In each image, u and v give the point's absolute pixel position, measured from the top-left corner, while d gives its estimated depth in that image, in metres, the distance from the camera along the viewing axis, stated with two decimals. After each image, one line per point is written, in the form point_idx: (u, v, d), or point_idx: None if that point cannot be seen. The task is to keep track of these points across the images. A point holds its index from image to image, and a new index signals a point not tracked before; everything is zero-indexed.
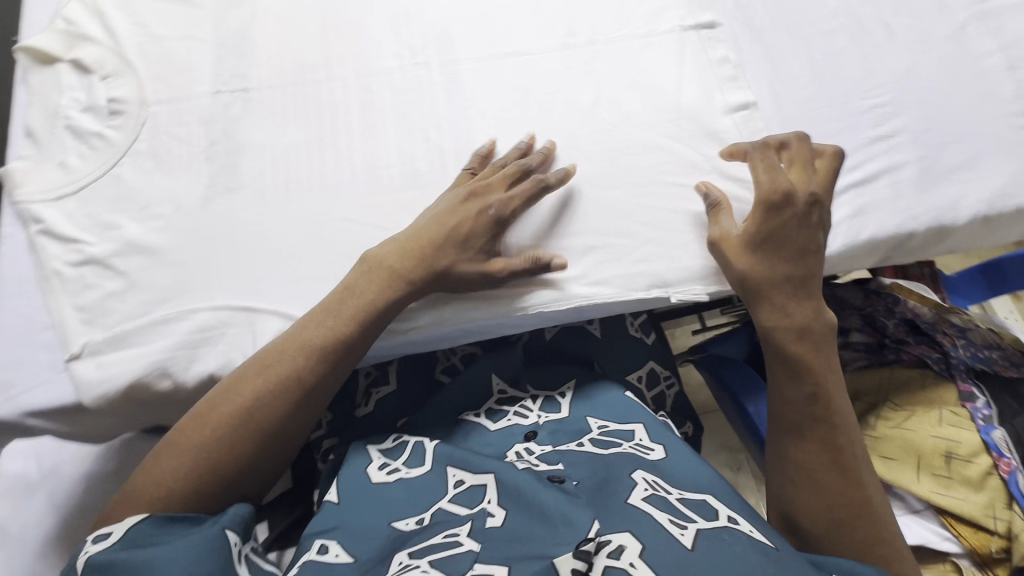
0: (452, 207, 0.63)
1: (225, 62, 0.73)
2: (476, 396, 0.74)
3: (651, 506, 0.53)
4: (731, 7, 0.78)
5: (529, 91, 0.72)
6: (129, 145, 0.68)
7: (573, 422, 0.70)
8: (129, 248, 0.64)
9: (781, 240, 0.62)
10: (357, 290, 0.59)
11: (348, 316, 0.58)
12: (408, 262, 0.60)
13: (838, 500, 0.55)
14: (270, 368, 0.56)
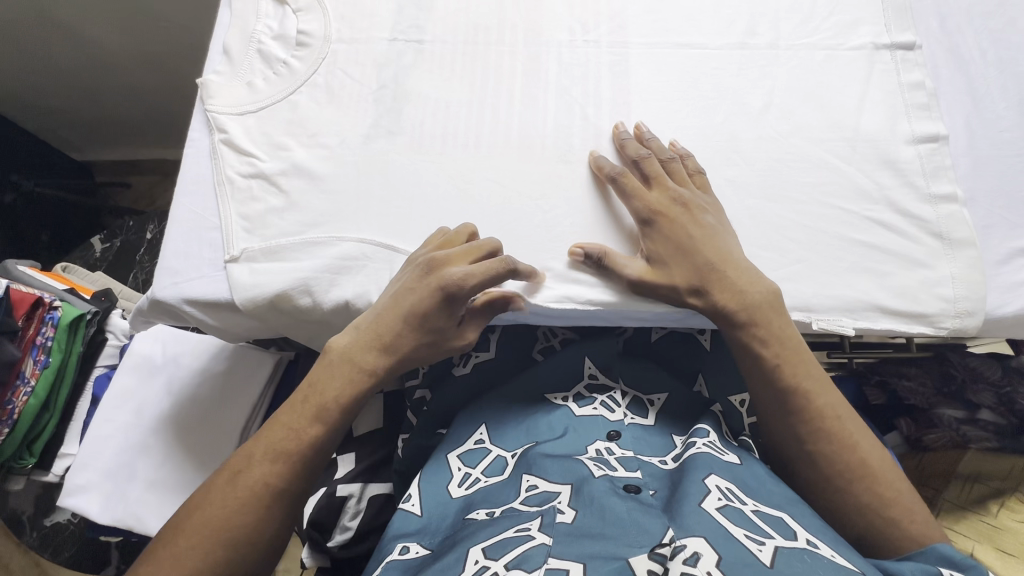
0: (414, 282, 0.59)
1: (405, 12, 0.76)
2: (566, 380, 0.74)
3: (727, 519, 0.48)
4: (934, 31, 0.71)
5: (696, 85, 0.70)
6: (309, 76, 0.73)
7: (658, 434, 0.68)
8: (293, 171, 0.68)
9: (691, 253, 0.59)
10: (376, 320, 0.59)
11: (365, 348, 0.58)
12: (406, 331, 0.58)
13: (848, 483, 0.54)
14: (312, 390, 0.57)
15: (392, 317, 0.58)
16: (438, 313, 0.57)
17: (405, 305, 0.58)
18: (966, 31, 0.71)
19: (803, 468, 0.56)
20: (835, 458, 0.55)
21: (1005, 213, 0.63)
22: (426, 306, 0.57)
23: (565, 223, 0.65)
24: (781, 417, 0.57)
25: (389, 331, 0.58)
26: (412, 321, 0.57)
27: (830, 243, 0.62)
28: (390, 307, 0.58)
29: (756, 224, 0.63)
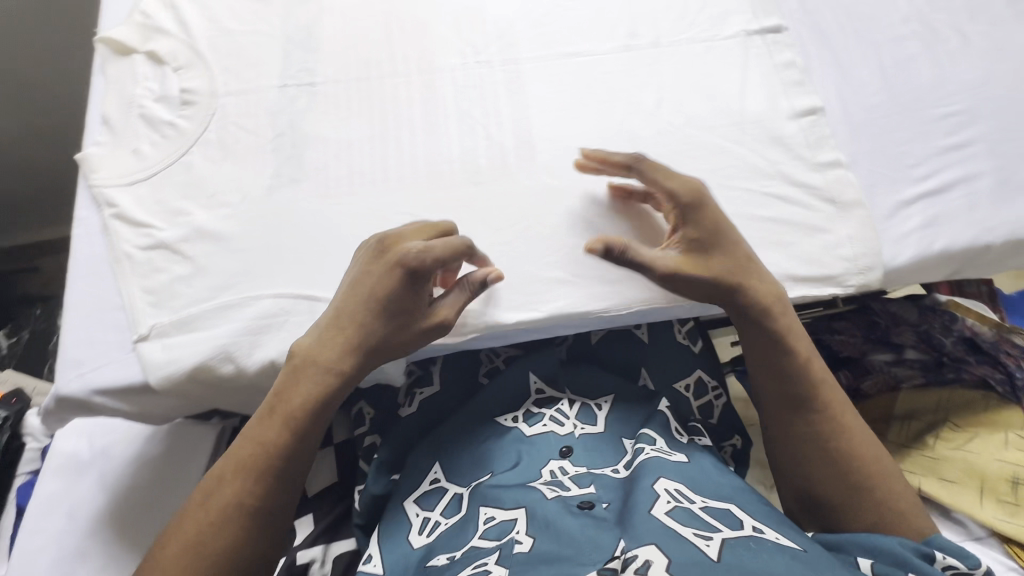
0: (371, 263, 0.58)
1: (292, 56, 0.75)
2: (514, 399, 0.75)
3: (674, 519, 0.51)
4: (796, 12, 0.76)
5: (590, 91, 0.72)
6: (199, 134, 0.70)
7: (609, 440, 0.70)
8: (196, 235, 0.65)
9: (722, 237, 0.60)
10: (336, 313, 0.57)
11: (329, 344, 0.56)
12: (370, 316, 0.56)
13: (848, 480, 0.58)
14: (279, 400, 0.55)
15: (352, 305, 0.57)
16: (400, 290, 0.56)
17: (365, 289, 0.57)
18: (824, 8, 0.77)
19: (807, 466, 0.60)
20: (841, 455, 0.58)
21: (885, 169, 0.67)
22: (384, 290, 0.56)
23: (486, 243, 0.65)
24: (794, 409, 0.61)
25: (351, 321, 0.56)
26: (372, 305, 0.56)
27: (736, 223, 0.65)
28: (349, 297, 0.57)
29: (668, 215, 0.66)
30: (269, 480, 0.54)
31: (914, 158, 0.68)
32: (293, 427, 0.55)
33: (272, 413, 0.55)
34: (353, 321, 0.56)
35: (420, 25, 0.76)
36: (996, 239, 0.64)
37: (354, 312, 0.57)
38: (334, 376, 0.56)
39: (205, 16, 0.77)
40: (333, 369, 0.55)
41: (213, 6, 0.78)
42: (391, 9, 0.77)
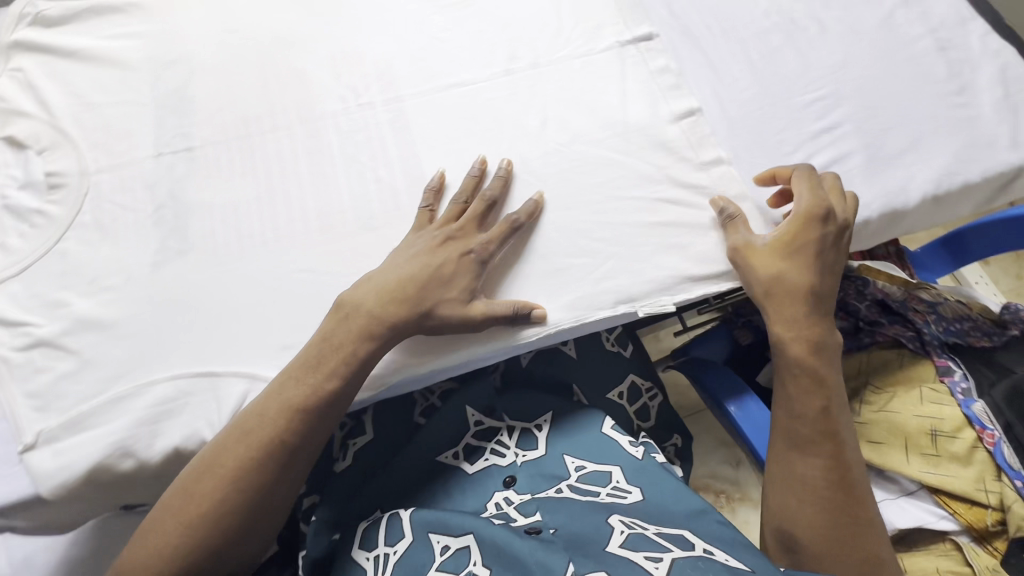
0: (430, 248, 0.62)
1: (165, 123, 0.72)
2: (452, 435, 0.73)
3: (631, 549, 0.55)
4: (665, 18, 0.79)
5: (476, 120, 0.72)
6: (72, 218, 0.67)
7: (551, 463, 0.70)
8: (79, 326, 0.62)
9: (812, 227, 0.63)
10: (384, 284, 0.61)
11: (388, 316, 0.59)
12: (442, 295, 0.60)
13: (835, 528, 0.58)
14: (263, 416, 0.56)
15: (408, 271, 0.61)
16: (470, 276, 0.62)
17: (423, 275, 0.61)
18: (691, 10, 0.79)
19: (798, 510, 0.60)
20: (835, 504, 0.59)
21: (765, 160, 0.70)
22: (443, 269, 0.61)
23: None
24: (798, 446, 0.62)
25: (416, 296, 0.60)
26: (428, 278, 0.61)
27: (632, 233, 0.66)
28: (405, 279, 0.61)
29: (566, 235, 0.66)
30: (230, 515, 0.55)
31: (791, 145, 0.71)
32: (255, 468, 0.55)
33: (228, 448, 0.56)
34: (330, 371, 0.58)
35: (297, 75, 0.75)
36: (873, 215, 0.67)
37: (338, 349, 0.58)
38: (303, 425, 0.57)
39: (67, 92, 0.73)
40: (300, 419, 0.57)
41: (74, 81, 0.74)
42: (264, 62, 0.75)
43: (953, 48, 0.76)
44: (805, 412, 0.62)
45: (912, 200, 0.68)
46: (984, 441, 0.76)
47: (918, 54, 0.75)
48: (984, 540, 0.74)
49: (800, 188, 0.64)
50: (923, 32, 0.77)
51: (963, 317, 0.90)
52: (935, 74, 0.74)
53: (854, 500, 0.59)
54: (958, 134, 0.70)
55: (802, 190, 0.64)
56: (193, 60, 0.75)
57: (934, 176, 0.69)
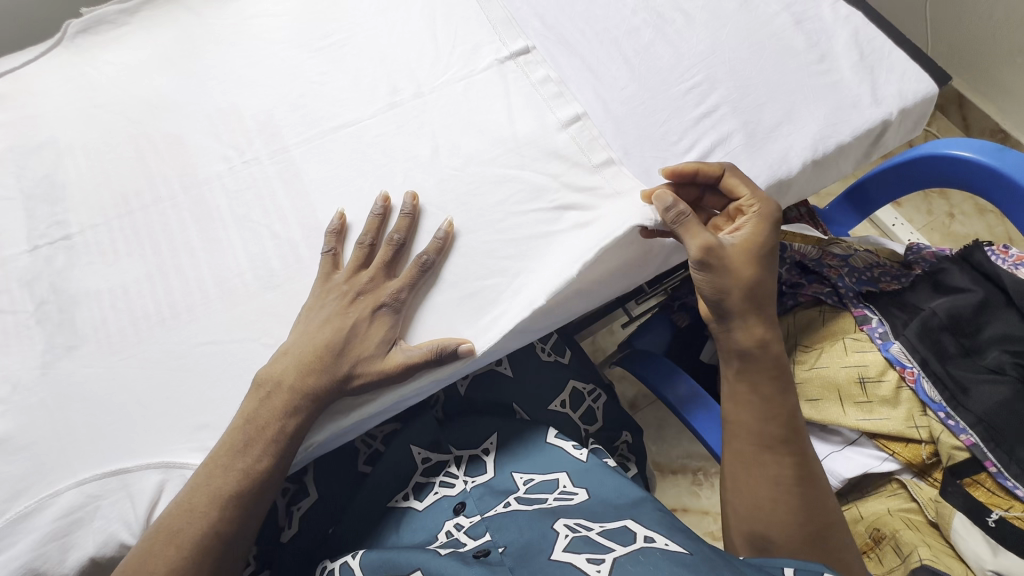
0: (340, 310, 0.61)
1: (37, 214, 0.68)
2: (400, 477, 0.71)
3: (573, 552, 0.54)
4: (539, 29, 0.80)
5: (367, 158, 0.71)
6: None
7: (500, 482, 0.69)
8: None
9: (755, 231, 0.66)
10: (299, 350, 0.59)
11: (311, 380, 0.57)
12: (357, 356, 0.59)
13: (804, 521, 0.64)
14: (185, 513, 0.53)
15: (323, 333, 0.59)
16: (382, 329, 0.61)
17: (333, 338, 0.59)
18: (563, 18, 0.81)
19: (767, 507, 0.65)
20: (803, 500, 0.65)
21: (653, 153, 0.72)
22: (358, 325, 0.60)
23: None
24: (766, 447, 0.67)
25: (329, 362, 0.58)
26: (346, 336, 0.59)
27: (537, 245, 0.67)
28: (316, 345, 0.59)
29: (470, 257, 0.66)
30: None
31: (676, 134, 0.73)
32: (183, 570, 0.52)
33: (151, 550, 0.52)
34: (263, 446, 0.56)
35: (174, 141, 0.72)
36: (763, 185, 0.70)
37: (266, 426, 0.56)
38: (245, 511, 0.55)
39: None
40: (232, 508, 0.55)
41: None
42: (137, 133, 0.72)
43: (808, 19, 0.80)
44: (774, 413, 0.67)
45: (794, 168, 0.71)
46: (906, 379, 0.79)
47: (778, 30, 0.79)
48: (924, 474, 0.78)
49: (745, 189, 0.66)
50: (779, 9, 0.81)
51: (873, 265, 0.95)
52: (795, 46, 0.78)
53: (816, 492, 0.66)
54: (824, 99, 0.75)
55: (748, 192, 0.66)
56: (61, 143, 0.71)
57: (810, 142, 0.72)
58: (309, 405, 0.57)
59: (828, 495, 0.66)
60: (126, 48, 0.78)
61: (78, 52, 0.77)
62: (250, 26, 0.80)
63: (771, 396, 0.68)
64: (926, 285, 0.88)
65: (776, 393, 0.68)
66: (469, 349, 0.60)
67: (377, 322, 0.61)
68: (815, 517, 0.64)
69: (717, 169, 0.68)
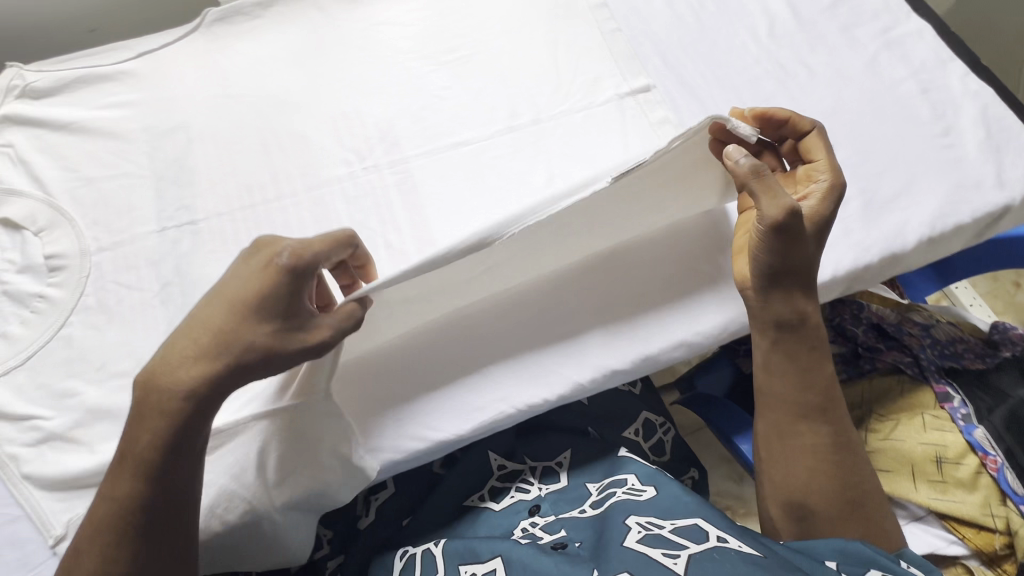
0: (233, 269, 0.52)
1: (167, 196, 0.70)
2: (477, 478, 0.75)
3: (648, 546, 0.56)
4: (660, 68, 0.81)
5: (481, 178, 0.72)
6: (76, 301, 0.65)
7: (573, 490, 0.72)
8: (93, 417, 0.60)
9: (825, 200, 0.63)
10: (187, 335, 0.50)
11: (177, 374, 0.49)
12: (241, 329, 0.49)
13: (843, 489, 0.62)
14: (93, 535, 0.49)
15: (214, 316, 0.49)
16: (268, 296, 0.50)
17: (214, 314, 0.50)
18: (685, 59, 0.81)
19: (811, 480, 0.63)
20: (840, 471, 0.63)
21: None
22: (246, 288, 0.50)
23: (409, 355, 0.64)
24: (798, 415, 0.64)
25: (212, 346, 0.49)
26: (246, 313, 0.49)
27: (644, 287, 0.67)
28: (196, 321, 0.50)
29: (576, 291, 0.67)
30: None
31: None
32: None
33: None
34: (142, 462, 0.49)
35: (298, 140, 0.74)
36: (875, 257, 0.69)
37: (139, 440, 0.49)
38: (137, 544, 0.49)
39: (62, 167, 0.71)
40: (134, 544, 0.49)
41: (66, 155, 0.72)
42: (262, 128, 0.75)
43: (935, 90, 0.79)
44: (812, 382, 0.64)
45: (909, 243, 0.70)
46: (988, 467, 0.79)
47: (903, 97, 0.78)
48: (994, 563, 0.77)
49: (822, 155, 0.64)
50: (906, 75, 0.79)
51: (955, 338, 0.94)
52: (920, 116, 0.77)
53: (853, 467, 0.64)
54: (946, 175, 0.73)
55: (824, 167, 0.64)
56: (191, 128, 0.74)
57: (928, 219, 0.71)
58: (193, 402, 0.49)
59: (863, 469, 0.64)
60: (259, 40, 0.80)
61: (215, 40, 0.80)
62: (377, 33, 0.81)
63: (810, 364, 0.65)
64: (1014, 370, 0.86)
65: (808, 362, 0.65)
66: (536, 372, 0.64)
67: (259, 291, 0.49)
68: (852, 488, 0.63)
69: (807, 126, 0.65)
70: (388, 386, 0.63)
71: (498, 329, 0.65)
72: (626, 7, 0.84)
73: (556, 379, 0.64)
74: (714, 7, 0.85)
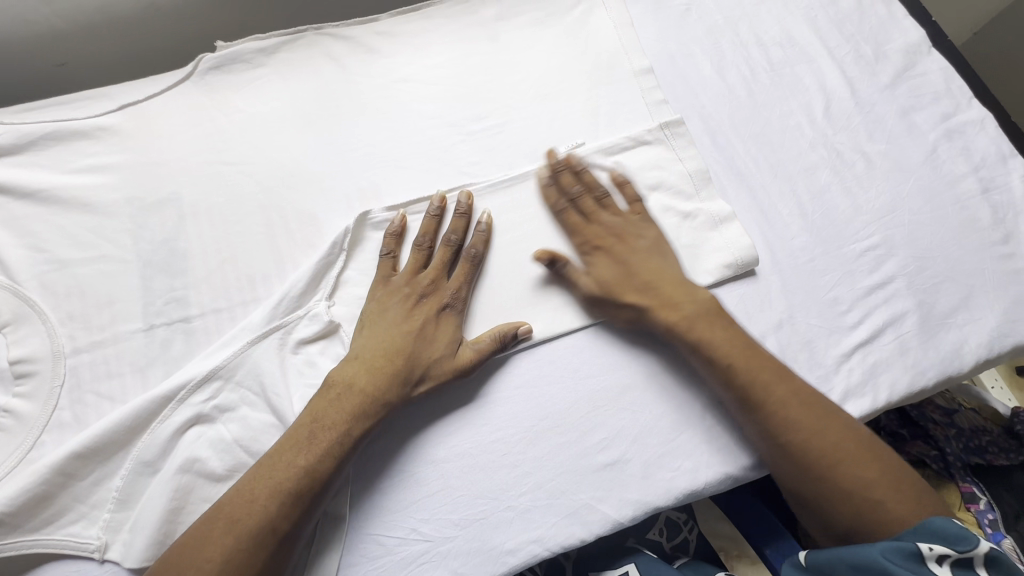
0: (403, 311, 0.60)
1: (155, 285, 0.62)
2: None
3: None
4: (709, 148, 0.74)
5: (514, 274, 0.65)
6: (48, 416, 0.56)
7: None
8: (77, 559, 0.53)
9: (619, 255, 0.65)
10: (375, 353, 0.58)
11: (377, 386, 0.56)
12: (422, 356, 0.58)
13: (833, 461, 0.55)
14: (245, 496, 0.51)
15: (399, 354, 0.58)
16: (446, 329, 0.60)
17: (396, 344, 0.58)
18: (735, 139, 0.74)
19: (785, 474, 0.57)
20: (825, 448, 0.56)
21: (821, 322, 0.67)
22: (426, 328, 0.60)
23: (437, 491, 0.57)
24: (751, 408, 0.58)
25: (399, 361, 0.58)
26: (425, 346, 0.59)
27: (688, 410, 0.62)
28: (386, 348, 0.58)
29: (618, 418, 0.61)
30: None
31: (845, 302, 0.68)
32: (253, 560, 0.49)
33: (209, 536, 0.49)
34: (326, 440, 0.53)
35: (308, 221, 0.65)
36: (933, 381, 0.65)
37: (329, 425, 0.54)
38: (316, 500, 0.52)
39: (29, 245, 0.62)
40: (297, 501, 0.51)
41: (35, 231, 0.62)
42: (267, 205, 0.65)
43: (996, 189, 0.74)
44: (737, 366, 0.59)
45: (966, 365, 0.66)
46: None
47: (963, 196, 0.73)
48: None
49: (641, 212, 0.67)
50: (967, 171, 0.74)
51: (980, 429, 0.87)
52: (981, 220, 0.72)
53: (839, 439, 0.56)
54: (1005, 289, 0.69)
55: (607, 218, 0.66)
56: (183, 201, 0.65)
57: (986, 337, 0.67)
58: (386, 398, 0.56)
59: (850, 441, 0.56)
60: (260, 94, 0.70)
61: (208, 91, 0.70)
62: (397, 91, 0.72)
63: (733, 368, 0.59)
64: None
65: (728, 383, 0.59)
66: (572, 508, 0.58)
67: (434, 323, 0.60)
68: (841, 455, 0.55)
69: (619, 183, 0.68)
70: (404, 513, 0.57)
71: (528, 457, 0.59)
72: (672, 75, 0.77)
73: (595, 516, 0.58)
74: (767, 80, 0.78)
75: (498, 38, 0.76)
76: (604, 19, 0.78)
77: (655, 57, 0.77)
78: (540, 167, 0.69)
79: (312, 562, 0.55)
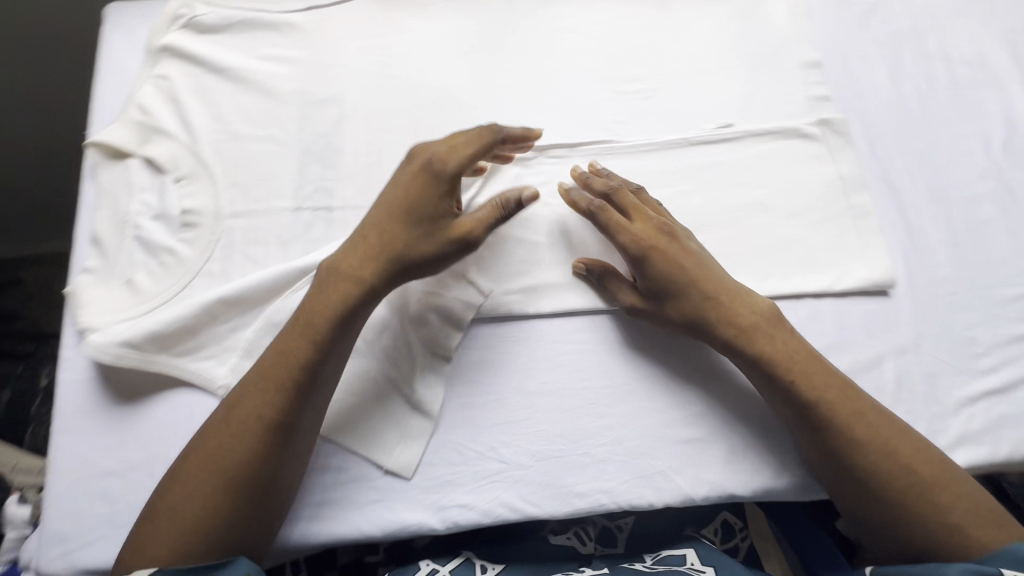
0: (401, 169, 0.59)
1: (308, 172, 0.67)
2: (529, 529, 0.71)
3: None
4: (865, 156, 0.70)
5: None
6: (202, 263, 0.63)
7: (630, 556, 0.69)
8: (203, 391, 0.59)
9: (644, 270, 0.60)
10: (372, 234, 0.57)
11: (387, 238, 0.57)
12: (412, 220, 0.57)
13: (891, 477, 0.52)
14: (233, 406, 0.52)
15: (406, 209, 0.57)
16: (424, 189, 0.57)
17: (401, 199, 0.58)
18: (895, 152, 0.70)
19: (840, 490, 0.55)
20: (878, 460, 0.53)
21: (950, 358, 0.62)
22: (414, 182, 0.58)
23: (522, 419, 0.59)
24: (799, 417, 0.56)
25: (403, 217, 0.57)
26: (411, 200, 0.57)
27: None
28: (397, 203, 0.58)
29: (711, 398, 0.61)
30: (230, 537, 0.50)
31: (983, 345, 0.63)
32: (244, 469, 0.50)
33: (187, 471, 0.50)
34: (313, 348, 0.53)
35: None
36: None
37: (287, 352, 0.53)
38: (291, 409, 0.52)
39: (212, 115, 0.69)
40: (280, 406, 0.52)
41: (219, 104, 0.69)
42: (417, 122, 0.69)
43: None
44: (779, 360, 0.56)
45: None
46: None
47: None
48: None
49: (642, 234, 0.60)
50: None
51: None
52: None
53: (898, 452, 0.53)
54: None
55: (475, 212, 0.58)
56: (345, 103, 0.70)
57: None
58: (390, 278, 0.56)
59: (909, 459, 0.53)
60: (431, 18, 0.74)
61: (386, 7, 0.74)
62: (558, 39, 0.73)
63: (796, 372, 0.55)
64: None
65: (775, 379, 0.56)
66: (649, 470, 0.58)
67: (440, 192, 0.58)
68: (902, 470, 0.52)
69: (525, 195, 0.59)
70: (485, 430, 0.59)
71: (612, 409, 0.60)
72: (840, 73, 0.73)
73: (667, 485, 0.58)
74: (945, 98, 0.72)
75: (666, 5, 0.75)
76: (780, 4, 0.75)
77: (826, 52, 0.74)
78: (684, 139, 0.68)
79: (396, 450, 0.58)
